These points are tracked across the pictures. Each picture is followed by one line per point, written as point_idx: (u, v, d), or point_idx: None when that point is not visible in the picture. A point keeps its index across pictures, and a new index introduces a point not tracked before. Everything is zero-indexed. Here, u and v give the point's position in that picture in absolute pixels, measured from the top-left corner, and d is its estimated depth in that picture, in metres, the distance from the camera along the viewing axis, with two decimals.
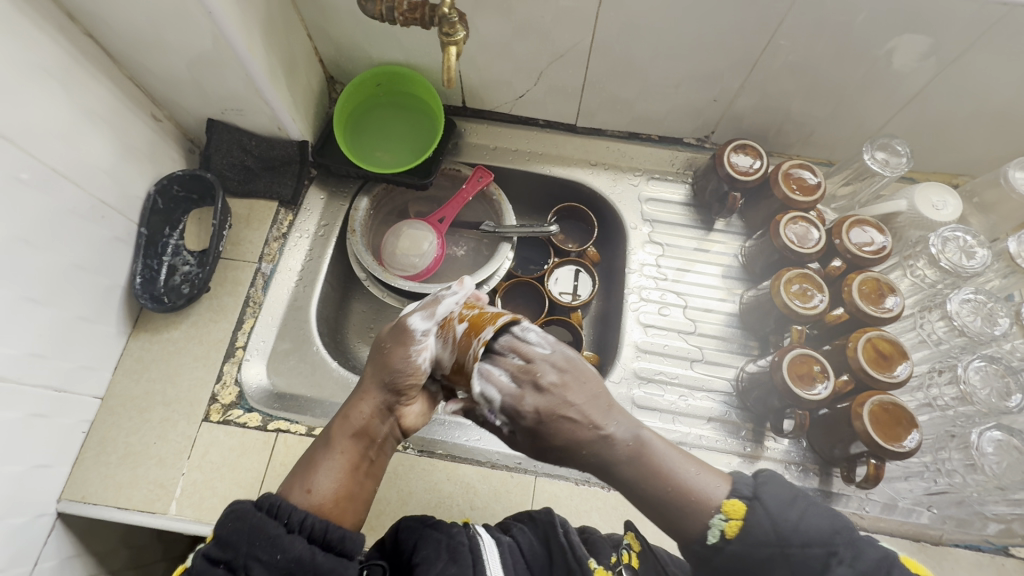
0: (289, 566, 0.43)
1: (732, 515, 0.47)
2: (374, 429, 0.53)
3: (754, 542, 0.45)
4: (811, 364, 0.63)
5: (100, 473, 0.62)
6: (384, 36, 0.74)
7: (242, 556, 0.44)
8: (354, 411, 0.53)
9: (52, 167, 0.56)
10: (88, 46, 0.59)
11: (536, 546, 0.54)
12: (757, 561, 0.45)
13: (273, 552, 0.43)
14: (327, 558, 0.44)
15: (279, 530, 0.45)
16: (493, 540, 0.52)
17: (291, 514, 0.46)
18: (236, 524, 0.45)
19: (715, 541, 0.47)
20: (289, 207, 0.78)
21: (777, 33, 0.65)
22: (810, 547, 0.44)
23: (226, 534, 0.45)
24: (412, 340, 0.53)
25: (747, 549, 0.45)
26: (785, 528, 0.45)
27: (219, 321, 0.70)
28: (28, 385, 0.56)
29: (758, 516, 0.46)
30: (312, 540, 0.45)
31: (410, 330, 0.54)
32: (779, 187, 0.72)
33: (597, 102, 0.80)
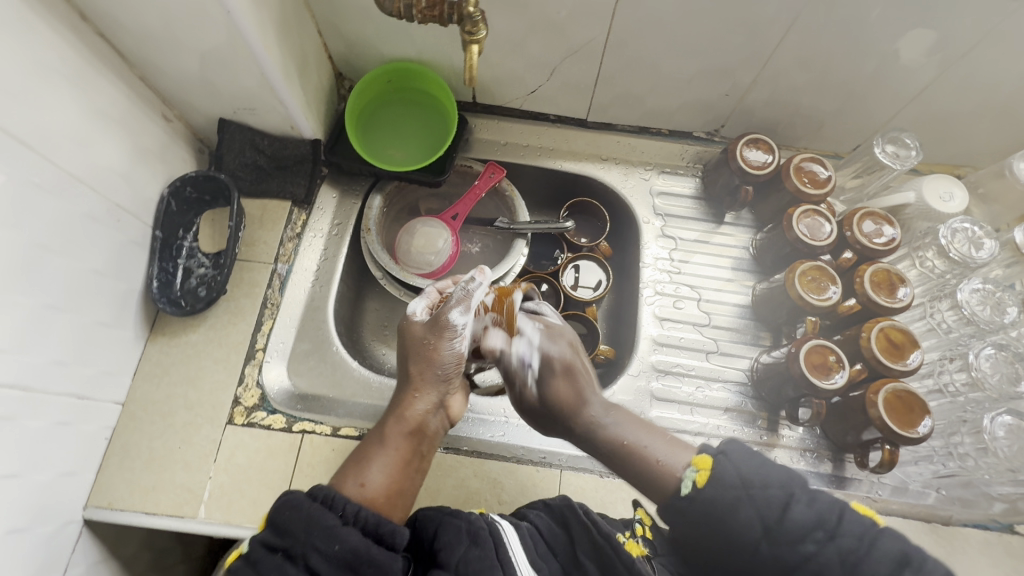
0: (347, 558, 0.44)
1: (701, 466, 0.47)
2: (425, 424, 0.59)
3: (722, 487, 0.46)
4: (827, 354, 0.65)
5: (125, 478, 0.62)
6: (396, 33, 0.73)
7: (301, 544, 0.45)
8: (404, 409, 0.58)
9: (70, 173, 0.55)
10: (101, 46, 0.57)
11: (557, 530, 0.57)
12: (724, 504, 0.45)
13: (331, 543, 0.45)
14: (380, 551, 0.46)
15: (336, 521, 0.46)
16: (514, 527, 0.55)
17: (346, 505, 0.48)
18: (292, 514, 0.46)
19: (688, 490, 0.48)
20: (302, 207, 0.77)
21: (793, 28, 0.66)
22: (770, 488, 0.45)
23: (283, 523, 0.46)
24: (451, 333, 0.59)
25: (716, 494, 0.46)
26: (751, 474, 0.46)
27: (237, 323, 0.70)
28: (52, 393, 0.55)
29: (726, 465, 0.47)
30: (367, 533, 0.46)
31: (450, 324, 0.60)
32: (791, 180, 0.74)
33: (609, 97, 0.80)
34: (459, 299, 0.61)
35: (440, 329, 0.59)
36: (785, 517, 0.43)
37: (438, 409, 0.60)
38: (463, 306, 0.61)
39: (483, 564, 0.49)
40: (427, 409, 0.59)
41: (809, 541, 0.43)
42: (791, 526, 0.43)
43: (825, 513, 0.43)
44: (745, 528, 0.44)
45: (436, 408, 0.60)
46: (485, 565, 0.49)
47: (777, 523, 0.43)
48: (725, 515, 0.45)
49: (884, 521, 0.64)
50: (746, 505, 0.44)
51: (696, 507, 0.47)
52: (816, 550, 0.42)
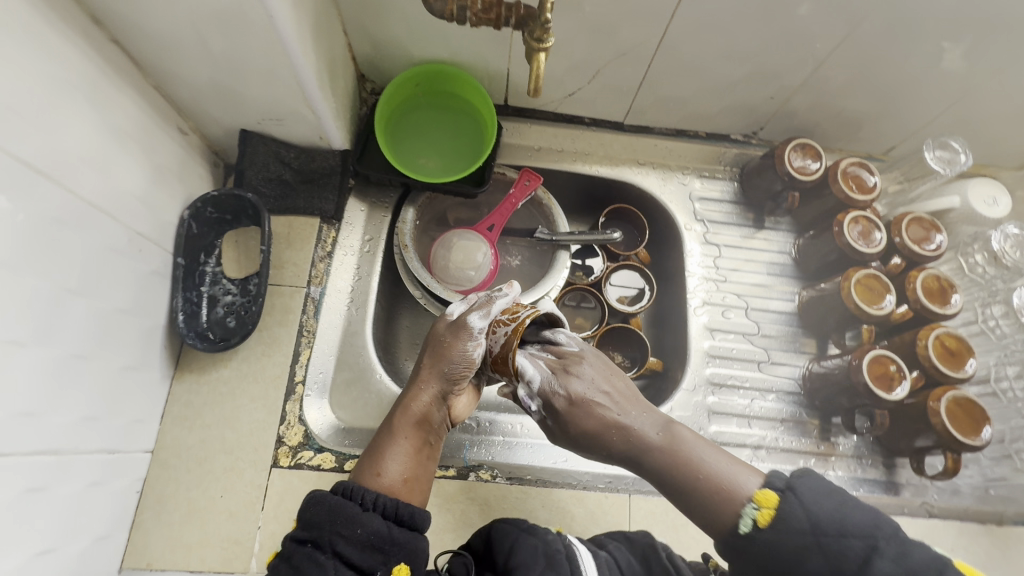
0: (372, 540, 0.44)
1: (765, 504, 0.45)
2: (433, 416, 0.55)
3: (787, 530, 0.43)
4: (888, 364, 0.65)
5: (163, 534, 0.56)
6: (431, 34, 0.67)
7: (326, 534, 0.44)
8: (411, 400, 0.55)
9: (89, 202, 0.48)
10: (113, 53, 0.50)
11: (635, 564, 0.54)
12: (789, 553, 0.43)
13: (354, 528, 0.45)
14: (402, 532, 0.46)
15: (357, 508, 0.45)
16: (591, 553, 0.53)
17: (365, 493, 0.47)
18: (316, 507, 0.46)
19: (747, 530, 0.45)
20: (331, 223, 0.71)
21: (853, 33, 0.64)
22: (847, 537, 0.42)
23: (310, 517, 0.46)
24: (470, 335, 0.56)
25: (777, 538, 0.43)
26: (824, 520, 0.43)
27: (272, 354, 0.64)
28: (83, 452, 0.49)
29: (793, 505, 0.44)
30: (387, 516, 0.46)
31: (467, 326, 0.56)
32: (838, 185, 0.73)
33: (650, 100, 0.77)
34: (482, 303, 0.58)
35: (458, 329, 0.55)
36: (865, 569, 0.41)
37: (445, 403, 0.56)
38: (484, 312, 0.57)
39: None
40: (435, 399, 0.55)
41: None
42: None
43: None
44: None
45: (445, 399, 0.56)
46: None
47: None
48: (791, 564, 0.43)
49: (944, 524, 0.65)
50: (814, 553, 0.42)
51: (760, 548, 0.44)
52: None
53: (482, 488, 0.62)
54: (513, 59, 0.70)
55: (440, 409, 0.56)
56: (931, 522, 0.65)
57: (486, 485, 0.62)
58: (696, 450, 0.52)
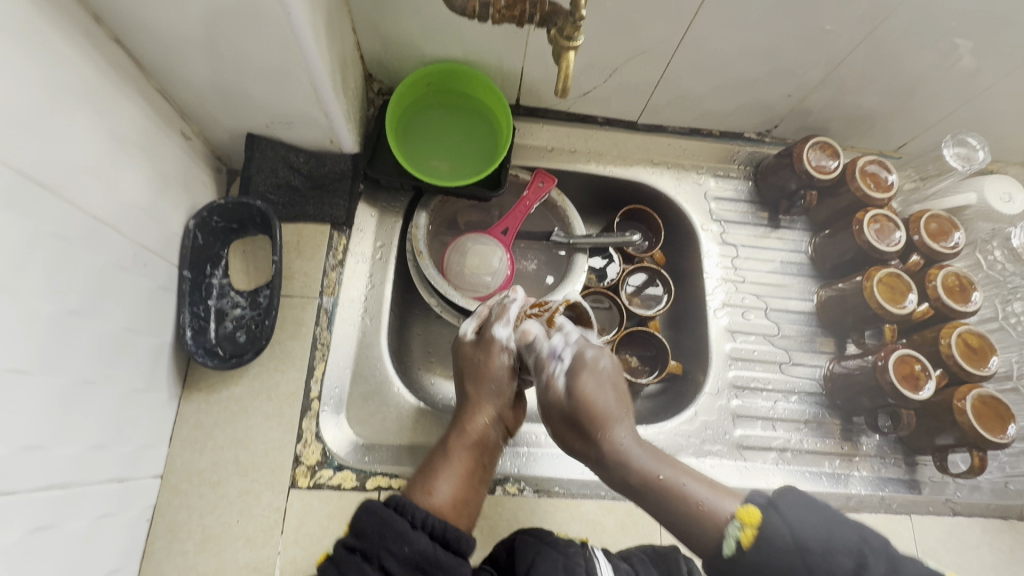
0: (417, 559, 0.45)
1: (748, 522, 0.45)
2: (485, 437, 0.58)
3: (771, 550, 0.43)
4: (912, 363, 0.64)
5: (177, 565, 0.53)
6: (445, 32, 0.64)
7: (375, 548, 0.45)
8: (467, 423, 0.59)
9: (93, 215, 0.45)
10: (115, 54, 0.47)
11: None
12: (773, 572, 0.42)
13: (400, 545, 0.45)
14: (446, 555, 0.46)
15: (407, 525, 0.46)
16: (613, 566, 0.51)
17: (415, 511, 0.48)
18: (369, 517, 0.47)
19: (731, 553, 0.45)
20: (341, 229, 0.68)
21: (875, 31, 0.63)
22: (833, 555, 0.42)
23: (361, 526, 0.47)
24: (496, 347, 0.62)
25: (761, 559, 0.43)
26: (806, 536, 0.43)
27: (286, 369, 0.61)
28: (93, 483, 0.46)
29: (775, 524, 0.44)
30: (434, 538, 0.47)
31: (494, 338, 0.63)
32: (857, 183, 0.72)
33: (666, 99, 0.75)
34: (499, 313, 0.64)
35: (488, 344, 0.62)
36: None
37: (497, 424, 0.60)
38: (504, 320, 0.64)
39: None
40: (487, 421, 0.59)
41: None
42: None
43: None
44: None
45: (496, 420, 0.60)
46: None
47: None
48: None
49: (970, 522, 0.65)
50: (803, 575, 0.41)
51: (744, 570, 0.44)
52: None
53: (510, 503, 0.60)
54: (529, 58, 0.68)
55: (493, 431, 0.60)
56: (956, 520, 0.65)
57: (514, 499, 0.60)
58: (678, 472, 0.52)
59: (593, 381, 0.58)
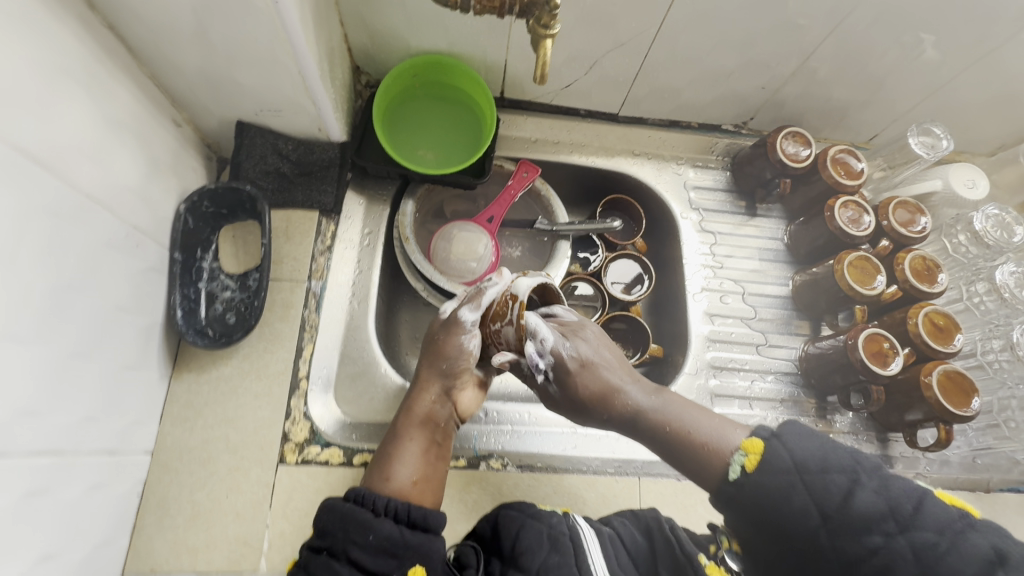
0: (384, 545, 0.48)
1: (751, 451, 0.47)
2: (437, 414, 0.59)
3: (773, 471, 0.45)
4: (881, 342, 0.67)
5: (167, 539, 0.54)
6: (429, 24, 0.67)
7: (340, 541, 0.48)
8: (415, 402, 0.59)
9: (86, 193, 0.47)
10: (109, 40, 0.49)
11: (639, 539, 0.55)
12: (776, 491, 0.45)
13: (365, 535, 0.48)
14: (414, 534, 0.49)
15: (368, 514, 0.49)
16: (595, 532, 0.53)
17: (375, 500, 0.50)
18: (329, 515, 0.50)
19: (735, 476, 0.47)
20: (330, 216, 0.70)
21: (841, 25, 0.66)
22: (830, 472, 0.44)
23: (324, 525, 0.49)
24: (461, 330, 0.59)
25: (765, 479, 0.45)
26: (806, 459, 0.45)
27: (275, 350, 0.63)
28: (84, 454, 0.47)
29: (777, 448, 0.46)
30: (399, 520, 0.49)
31: (460, 321, 0.59)
32: (828, 171, 0.75)
33: (645, 91, 0.78)
34: (472, 297, 0.60)
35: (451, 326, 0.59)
36: (850, 500, 0.43)
37: (448, 400, 0.60)
38: (473, 304, 0.59)
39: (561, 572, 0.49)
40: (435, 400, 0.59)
41: (878, 531, 0.42)
42: (855, 512, 0.43)
43: (898, 501, 0.43)
44: (801, 512, 0.44)
45: (450, 400, 0.60)
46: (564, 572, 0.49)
47: (836, 510, 0.43)
48: (777, 500, 0.45)
49: None
50: (800, 490, 0.44)
51: (747, 492, 0.46)
52: (885, 542, 0.41)
53: (493, 478, 0.62)
54: (511, 50, 0.70)
55: (449, 407, 0.60)
56: None
57: (498, 474, 0.62)
58: (687, 416, 0.55)
59: (592, 343, 0.60)
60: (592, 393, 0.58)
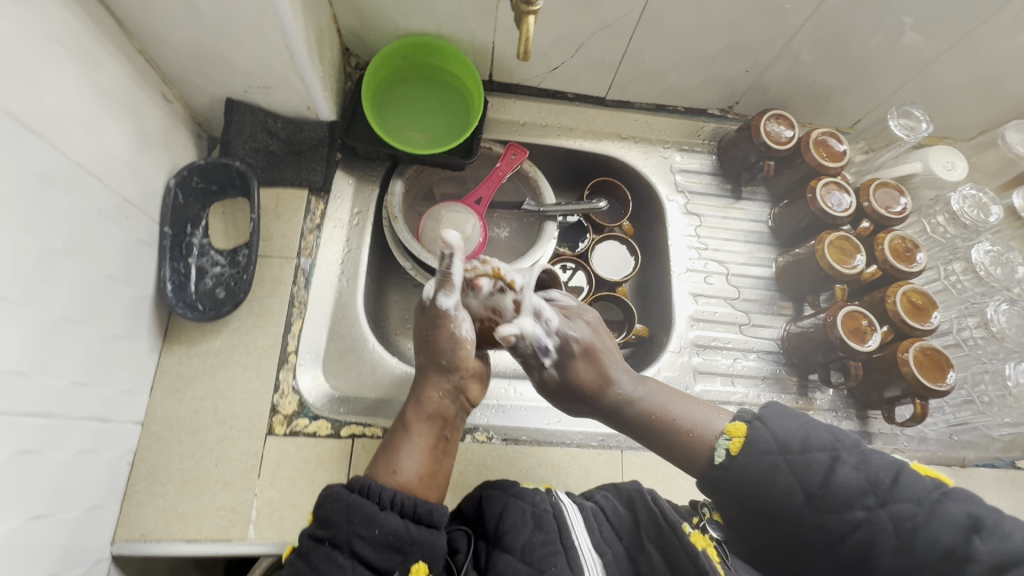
0: (389, 540, 0.45)
1: (736, 434, 0.49)
2: (444, 409, 0.57)
3: (757, 454, 0.46)
4: (859, 319, 0.68)
5: (157, 506, 0.55)
6: (417, 5, 0.67)
7: (344, 534, 0.45)
8: (422, 395, 0.57)
9: (77, 162, 0.48)
10: (98, 12, 0.50)
11: (622, 512, 0.54)
12: (761, 472, 0.46)
13: (370, 528, 0.46)
14: (419, 530, 0.47)
15: (373, 508, 0.46)
16: (577, 507, 0.53)
17: (382, 492, 0.48)
18: (334, 506, 0.47)
19: (723, 459, 0.48)
20: (319, 195, 0.71)
21: (821, 7, 0.67)
22: (811, 451, 0.45)
23: (326, 515, 0.47)
24: (451, 318, 0.58)
25: (751, 462, 0.46)
26: (788, 439, 0.46)
27: (264, 325, 0.64)
28: (74, 418, 0.48)
29: (761, 432, 0.47)
30: (404, 514, 0.47)
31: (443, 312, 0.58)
32: (810, 154, 0.76)
33: (631, 74, 0.79)
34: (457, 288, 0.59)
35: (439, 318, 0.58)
36: (831, 478, 0.44)
37: (455, 394, 0.58)
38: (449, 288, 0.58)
39: (546, 551, 0.49)
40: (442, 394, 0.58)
41: (858, 505, 0.42)
42: (837, 487, 0.43)
43: (876, 475, 0.43)
44: (786, 491, 0.45)
45: (456, 395, 0.59)
46: (549, 551, 0.49)
47: (819, 487, 0.44)
48: (768, 483, 0.46)
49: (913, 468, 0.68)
50: (784, 470, 0.45)
51: (733, 474, 0.47)
52: (867, 516, 0.42)
53: (478, 450, 0.63)
54: (498, 31, 0.71)
55: (453, 405, 0.58)
56: None
57: (483, 446, 0.63)
58: (671, 403, 0.56)
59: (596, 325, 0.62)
60: (589, 373, 0.59)
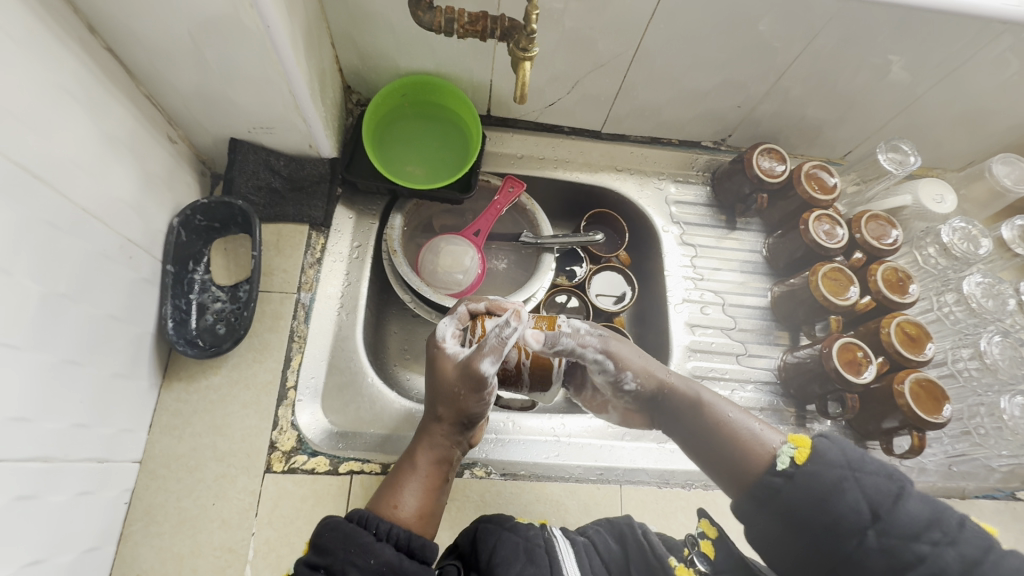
0: (383, 570, 0.44)
1: (800, 444, 0.47)
2: (451, 453, 0.56)
3: (824, 463, 0.45)
4: (855, 350, 0.69)
5: (153, 547, 0.55)
6: (417, 47, 0.69)
7: (339, 561, 0.45)
8: (433, 437, 0.55)
9: (82, 207, 0.49)
10: (107, 60, 0.52)
11: (612, 546, 0.55)
12: (827, 482, 0.44)
13: (365, 556, 0.45)
14: (412, 563, 0.46)
15: (370, 537, 0.46)
16: (569, 542, 0.53)
17: (380, 524, 0.48)
18: (333, 534, 0.47)
19: (785, 466, 0.47)
20: (320, 230, 0.73)
21: (807, 49, 0.69)
22: (878, 474, 0.44)
23: (325, 542, 0.46)
24: (485, 387, 0.51)
25: (817, 470, 0.45)
26: (855, 457, 0.46)
27: (264, 360, 0.64)
28: (73, 460, 0.48)
29: (827, 444, 0.47)
30: (399, 548, 0.47)
31: (482, 377, 0.50)
32: (802, 186, 0.77)
33: (626, 109, 0.81)
34: (490, 342, 0.54)
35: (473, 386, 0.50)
36: (897, 506, 0.42)
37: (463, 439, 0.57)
38: (492, 353, 0.52)
39: None
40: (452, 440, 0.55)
41: (924, 539, 0.41)
42: (905, 516, 0.42)
43: (943, 514, 0.42)
44: (851, 509, 0.43)
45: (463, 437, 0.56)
46: None
47: (887, 512, 0.42)
48: (828, 494, 0.44)
49: None
50: (852, 486, 0.44)
51: (795, 484, 0.45)
52: (932, 551, 0.40)
53: (477, 485, 0.63)
54: (496, 70, 0.73)
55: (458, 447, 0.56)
56: None
57: (481, 482, 0.63)
58: (729, 409, 0.54)
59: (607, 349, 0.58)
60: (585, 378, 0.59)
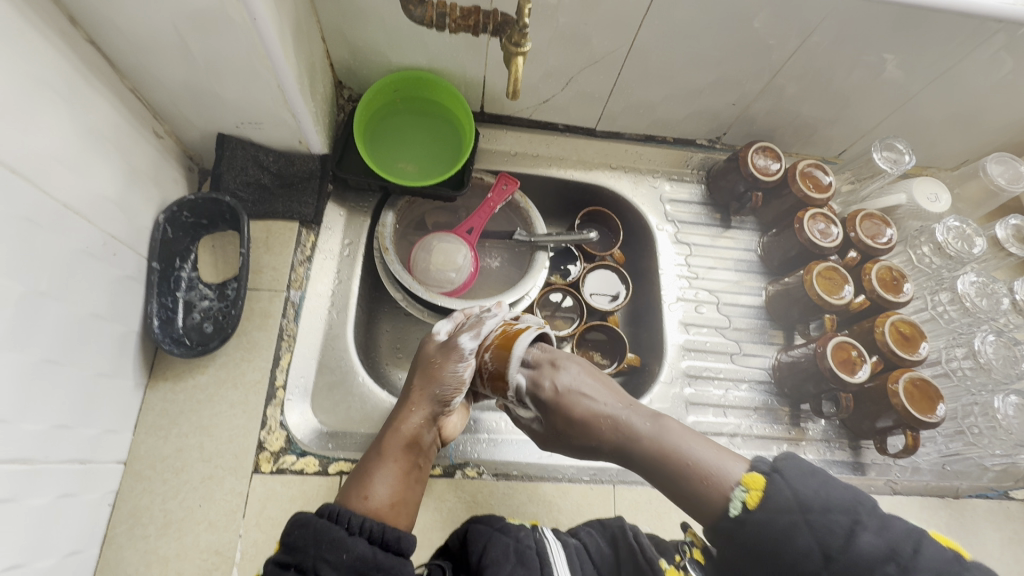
0: (355, 564, 0.43)
1: (753, 486, 0.45)
2: (421, 437, 0.56)
3: (777, 507, 0.43)
4: (849, 350, 0.68)
5: (138, 549, 0.54)
6: (409, 42, 0.69)
7: (309, 558, 0.44)
8: (400, 423, 0.56)
9: (63, 203, 0.48)
10: (89, 52, 0.50)
11: (606, 550, 0.54)
12: (779, 528, 0.42)
13: (337, 553, 0.44)
14: (387, 556, 0.45)
15: (341, 532, 0.45)
16: (560, 544, 0.53)
17: (351, 518, 0.47)
18: (301, 531, 0.46)
19: (738, 513, 0.45)
20: (310, 226, 0.71)
21: (802, 47, 0.69)
22: (832, 512, 0.42)
23: (294, 540, 0.46)
24: (459, 357, 0.59)
25: (770, 518, 0.43)
26: (808, 497, 0.43)
27: (252, 359, 0.63)
28: (54, 463, 0.47)
29: (779, 486, 0.44)
30: (373, 541, 0.46)
31: (458, 347, 0.60)
32: (797, 184, 0.77)
33: (620, 106, 0.80)
34: (472, 326, 0.62)
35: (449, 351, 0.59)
36: (850, 545, 0.40)
37: (433, 425, 0.58)
38: (473, 332, 0.61)
39: None
40: (421, 421, 0.57)
41: None
42: (858, 556, 0.40)
43: (898, 543, 0.40)
44: (803, 554, 0.41)
45: (431, 423, 0.58)
46: None
47: (841, 552, 0.41)
48: (779, 543, 0.42)
49: (907, 500, 0.68)
50: (803, 532, 0.42)
51: (749, 531, 0.44)
52: None
53: (468, 486, 0.62)
54: (489, 66, 0.72)
55: (427, 433, 0.57)
56: (896, 498, 0.68)
57: (473, 482, 0.62)
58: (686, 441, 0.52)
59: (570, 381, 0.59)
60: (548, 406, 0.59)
